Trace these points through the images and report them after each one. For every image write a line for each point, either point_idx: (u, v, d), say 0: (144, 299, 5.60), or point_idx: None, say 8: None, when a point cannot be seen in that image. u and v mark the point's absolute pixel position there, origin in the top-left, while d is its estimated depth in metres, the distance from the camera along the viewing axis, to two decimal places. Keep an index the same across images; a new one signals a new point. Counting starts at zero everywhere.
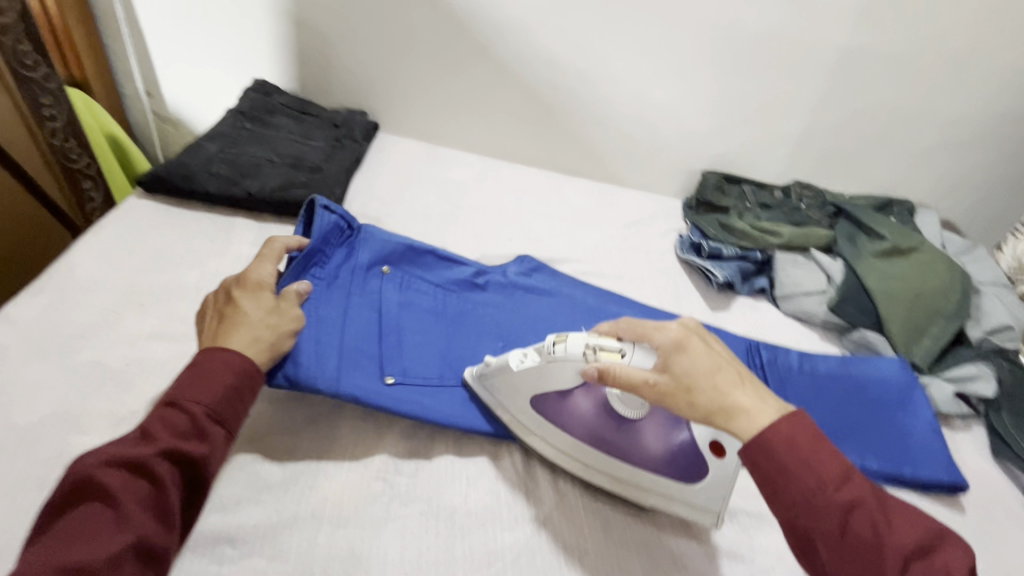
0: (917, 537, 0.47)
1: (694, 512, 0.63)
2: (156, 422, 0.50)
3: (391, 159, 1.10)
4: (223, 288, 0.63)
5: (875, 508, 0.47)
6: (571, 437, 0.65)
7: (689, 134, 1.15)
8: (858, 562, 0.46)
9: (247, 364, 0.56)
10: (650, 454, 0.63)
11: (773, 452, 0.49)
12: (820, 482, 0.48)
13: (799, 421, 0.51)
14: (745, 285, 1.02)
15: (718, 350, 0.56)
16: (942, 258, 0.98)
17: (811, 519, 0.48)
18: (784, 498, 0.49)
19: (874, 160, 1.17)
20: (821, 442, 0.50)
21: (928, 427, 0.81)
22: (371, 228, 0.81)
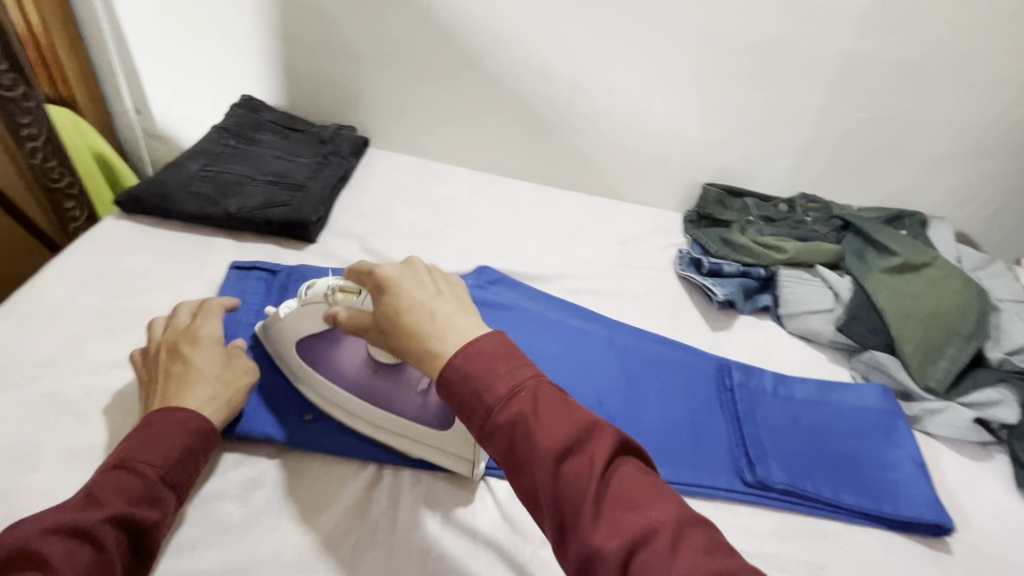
0: (572, 437, 0.44)
1: (449, 461, 0.65)
2: (110, 485, 0.50)
3: (380, 175, 1.08)
4: (173, 340, 0.64)
5: (536, 421, 0.44)
6: (333, 384, 0.67)
7: (687, 146, 1.11)
8: (524, 480, 0.44)
9: (204, 423, 0.57)
10: (404, 404, 0.65)
11: (455, 387, 0.48)
12: (486, 405, 0.46)
13: (474, 351, 0.48)
14: (748, 303, 0.97)
15: (438, 289, 0.55)
16: (957, 274, 0.92)
17: (490, 444, 0.46)
18: (472, 427, 0.48)
19: (883, 171, 1.12)
20: (497, 360, 0.47)
21: (911, 459, 0.76)
22: (304, 266, 0.80)
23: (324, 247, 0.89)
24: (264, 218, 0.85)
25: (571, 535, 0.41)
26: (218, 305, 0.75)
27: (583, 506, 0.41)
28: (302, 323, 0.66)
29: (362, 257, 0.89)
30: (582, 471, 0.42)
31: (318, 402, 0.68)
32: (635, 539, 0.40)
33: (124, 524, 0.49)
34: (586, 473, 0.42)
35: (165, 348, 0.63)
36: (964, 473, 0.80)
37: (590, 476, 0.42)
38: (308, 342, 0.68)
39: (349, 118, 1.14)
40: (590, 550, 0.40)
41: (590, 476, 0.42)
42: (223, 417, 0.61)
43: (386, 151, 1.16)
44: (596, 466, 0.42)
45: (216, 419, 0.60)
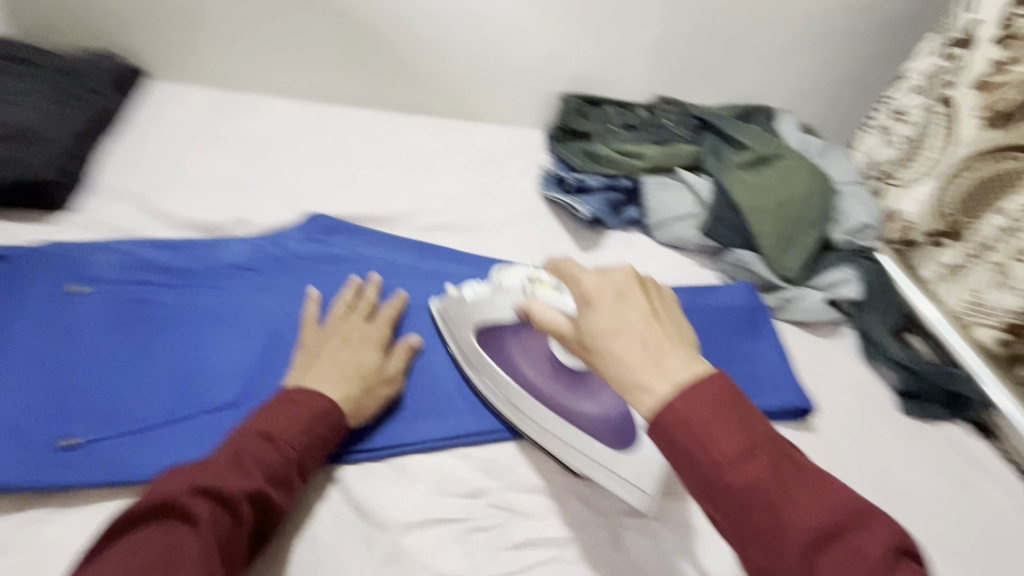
0: (832, 520, 0.37)
1: (624, 488, 0.56)
2: (252, 453, 0.47)
3: (165, 114, 0.84)
4: (326, 329, 0.60)
5: (776, 491, 0.38)
6: (507, 377, 0.61)
7: (538, 50, 0.99)
8: (761, 556, 0.38)
9: (340, 418, 0.53)
10: (586, 414, 0.58)
11: (670, 434, 0.40)
12: (716, 462, 0.39)
13: (699, 392, 0.40)
14: (616, 217, 0.92)
15: (656, 311, 0.46)
16: (803, 160, 0.92)
17: (716, 505, 0.39)
18: (688, 477, 0.40)
19: (733, 66, 1.10)
20: (726, 414, 0.40)
21: (775, 349, 0.77)
22: (49, 245, 0.61)
23: (87, 214, 0.68)
24: None
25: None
26: None
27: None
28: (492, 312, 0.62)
29: (143, 221, 0.69)
30: (847, 563, 0.35)
31: (482, 391, 0.62)
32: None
33: (261, 502, 0.45)
34: (853, 565, 0.35)
35: (336, 333, 0.59)
36: (818, 354, 0.84)
37: (858, 570, 0.35)
38: (494, 327, 0.62)
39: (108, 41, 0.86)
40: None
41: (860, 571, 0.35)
42: (360, 420, 0.55)
43: (173, 82, 0.91)
44: (866, 561, 0.35)
45: (355, 418, 0.54)
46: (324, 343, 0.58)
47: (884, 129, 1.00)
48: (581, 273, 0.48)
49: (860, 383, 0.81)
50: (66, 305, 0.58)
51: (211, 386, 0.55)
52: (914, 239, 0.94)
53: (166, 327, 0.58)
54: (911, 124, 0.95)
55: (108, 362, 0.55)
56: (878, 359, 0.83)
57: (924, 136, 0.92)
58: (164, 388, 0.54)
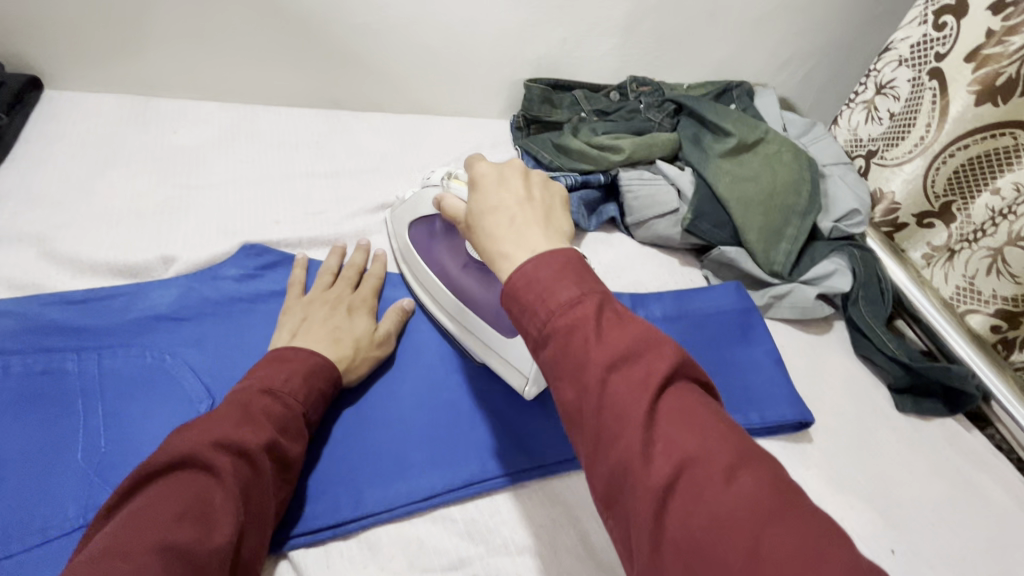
0: (632, 346, 0.35)
1: (510, 372, 0.59)
2: (260, 408, 0.45)
3: (69, 131, 0.72)
4: (310, 298, 0.61)
5: (594, 328, 0.36)
6: (430, 269, 0.67)
7: (497, 34, 0.89)
8: (569, 390, 0.36)
9: (334, 372, 0.54)
10: (487, 301, 0.62)
11: (514, 292, 0.39)
12: (546, 309, 0.37)
13: (550, 257, 0.39)
14: (593, 218, 0.86)
15: (532, 194, 0.46)
16: (788, 145, 0.87)
17: (544, 352, 0.37)
18: (526, 332, 0.39)
19: (708, 39, 1.02)
20: (563, 269, 0.38)
21: (769, 355, 0.73)
22: None
23: None
24: None
25: (609, 449, 0.33)
26: None
27: (632, 422, 0.33)
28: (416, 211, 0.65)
29: (48, 270, 0.59)
30: (637, 384, 0.34)
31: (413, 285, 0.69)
32: (688, 462, 0.31)
33: (277, 454, 0.45)
34: (642, 385, 0.34)
35: (325, 300, 0.61)
36: (812, 353, 0.80)
37: (646, 388, 0.34)
38: (419, 222, 0.67)
39: None
40: (629, 467, 0.32)
41: (645, 389, 0.33)
42: (356, 379, 0.58)
43: (77, 91, 0.79)
44: (656, 380, 0.34)
45: (348, 376, 0.56)
46: (313, 309, 0.59)
47: (870, 105, 0.94)
48: (475, 160, 0.48)
49: (856, 380, 0.78)
50: None
51: None
52: (903, 221, 0.90)
53: (81, 403, 0.49)
54: (899, 100, 0.89)
55: (9, 456, 0.45)
56: (873, 354, 0.79)
57: (913, 113, 0.86)
58: (82, 483, 0.46)
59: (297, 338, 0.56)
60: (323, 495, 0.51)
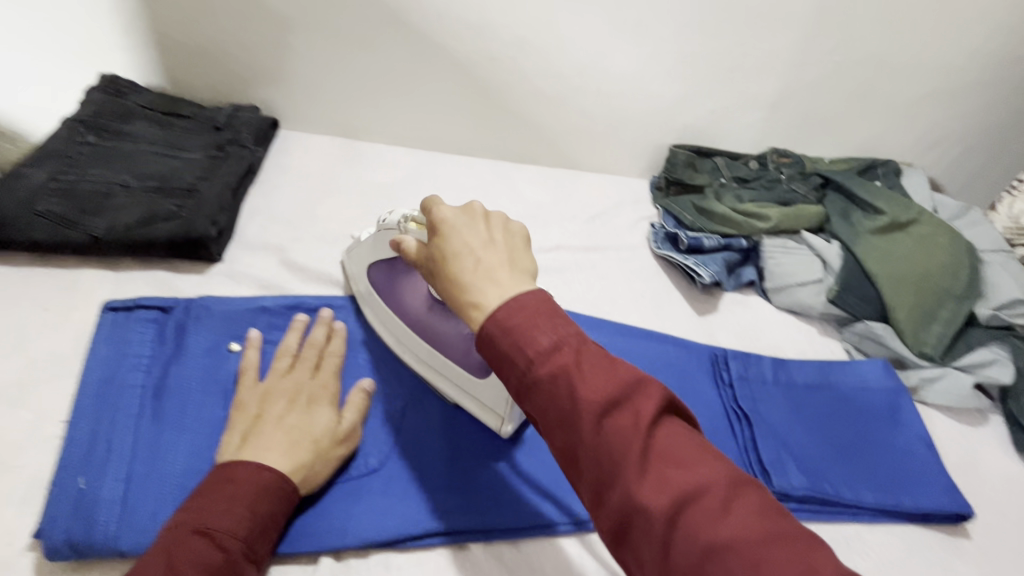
0: (618, 388, 0.37)
1: (483, 411, 0.59)
2: (187, 557, 0.41)
3: (297, 164, 0.88)
4: (266, 386, 0.55)
5: (577, 373, 0.37)
6: (393, 314, 0.64)
7: (652, 105, 0.98)
8: (564, 440, 0.38)
9: (290, 487, 0.48)
10: (452, 345, 0.60)
11: (490, 339, 0.40)
12: (528, 358, 0.38)
13: (517, 303, 0.40)
14: (731, 279, 0.88)
15: (495, 237, 0.45)
16: (945, 228, 0.87)
17: (529, 400, 0.39)
18: (505, 382, 0.40)
19: (856, 118, 1.04)
20: (539, 313, 0.40)
21: (921, 441, 0.71)
22: (207, 298, 0.63)
23: (235, 265, 0.71)
24: (146, 237, 0.66)
25: (610, 494, 0.36)
26: (86, 365, 0.55)
27: (629, 464, 0.35)
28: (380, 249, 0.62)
29: (286, 275, 0.72)
30: (630, 427, 0.36)
31: (376, 326, 0.66)
32: (685, 494, 0.34)
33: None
34: (633, 427, 0.36)
35: (283, 392, 0.54)
36: (966, 443, 0.76)
37: (637, 431, 0.36)
38: (379, 264, 0.64)
39: (247, 95, 0.91)
40: (636, 509, 0.35)
41: (639, 433, 0.36)
42: (315, 487, 0.51)
43: (301, 132, 0.95)
44: (645, 423, 0.36)
45: (308, 485, 0.50)
46: (268, 406, 0.53)
47: None
48: (434, 203, 0.46)
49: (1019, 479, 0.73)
50: (225, 363, 0.59)
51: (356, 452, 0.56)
52: None
53: None
54: None
55: None
56: None
57: None
58: None
59: (247, 445, 0.49)
60: (473, 502, 0.55)
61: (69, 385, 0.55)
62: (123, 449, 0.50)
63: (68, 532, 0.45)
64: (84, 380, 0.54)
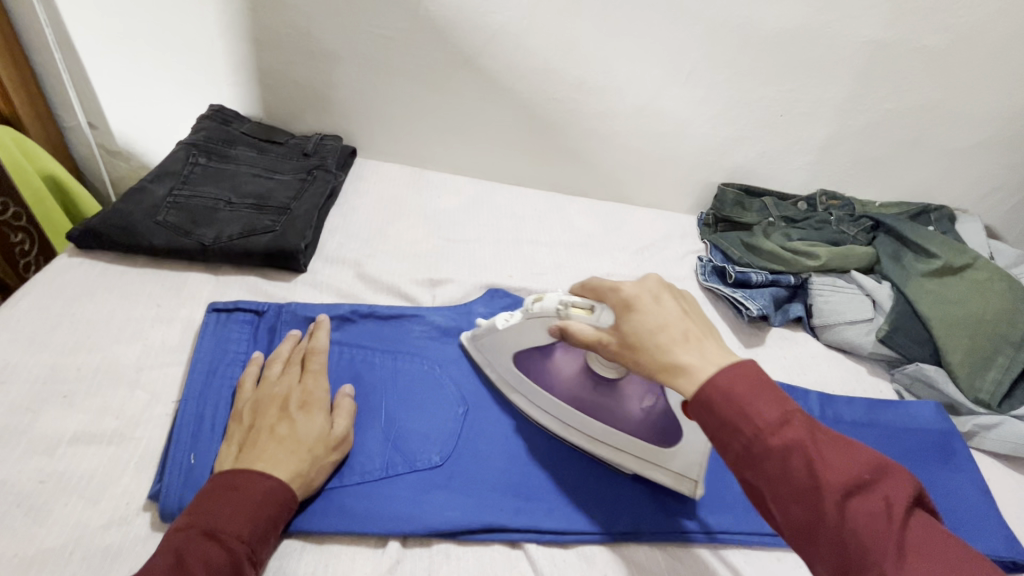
0: (860, 473, 0.41)
1: (672, 479, 0.62)
2: (196, 557, 0.43)
3: (372, 188, 0.97)
4: (262, 394, 0.58)
5: (812, 449, 0.42)
6: (554, 399, 0.65)
7: (702, 145, 1.02)
8: (801, 512, 0.42)
9: (290, 493, 0.50)
10: (628, 419, 0.62)
11: (713, 407, 0.45)
12: (759, 430, 0.43)
13: (740, 372, 0.46)
14: (779, 313, 0.90)
15: (682, 309, 0.52)
16: (1004, 275, 0.86)
17: (756, 471, 0.43)
18: (728, 449, 0.45)
19: (906, 164, 1.06)
20: (763, 387, 0.45)
21: (976, 485, 0.70)
22: (295, 303, 0.71)
23: (317, 276, 0.79)
24: (245, 247, 0.74)
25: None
26: (194, 356, 0.63)
27: (882, 550, 0.38)
28: (522, 337, 0.64)
29: (360, 287, 0.80)
30: (875, 511, 0.40)
31: (524, 409, 0.67)
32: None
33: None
34: (881, 512, 0.40)
35: (275, 400, 0.57)
36: None
37: (886, 516, 0.39)
38: (526, 351, 0.65)
39: (330, 126, 1.01)
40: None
41: (886, 517, 0.39)
42: (310, 493, 0.54)
43: (374, 160, 1.05)
44: (887, 506, 0.40)
45: (304, 492, 0.53)
46: (261, 416, 0.55)
47: None
48: (619, 285, 0.53)
49: None
50: None
51: (421, 448, 0.61)
52: None
53: (388, 391, 0.66)
54: None
55: None
56: None
57: None
58: (384, 446, 0.61)
59: (243, 454, 0.52)
60: (528, 504, 0.60)
61: (178, 372, 0.63)
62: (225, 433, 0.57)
63: (182, 499, 0.51)
64: (193, 370, 0.61)
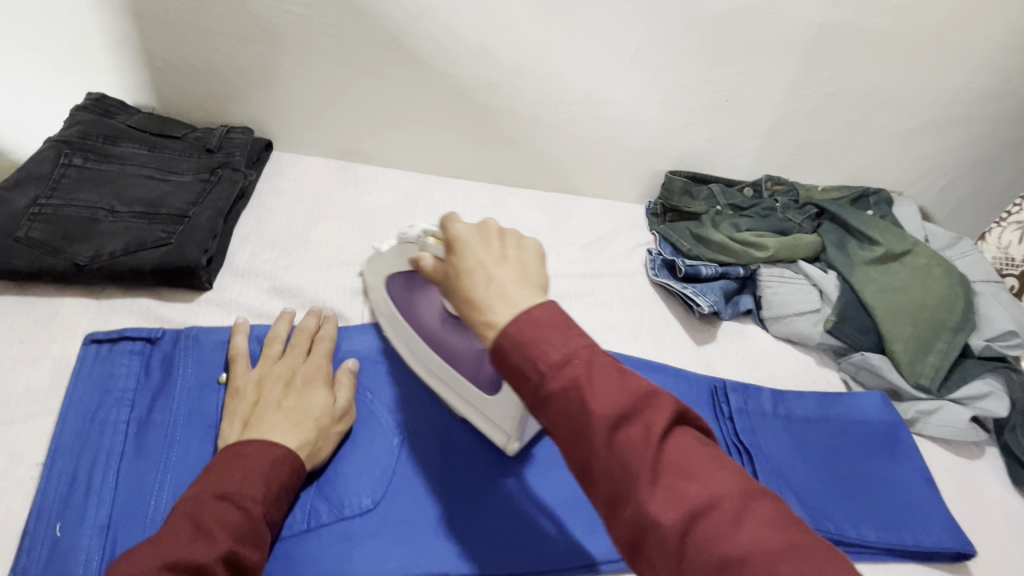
0: (629, 402, 0.38)
1: (492, 428, 0.60)
2: (213, 517, 0.42)
3: (292, 186, 0.87)
4: (261, 373, 0.57)
5: (586, 382, 0.38)
6: (406, 325, 0.65)
7: (649, 132, 0.98)
8: (576, 451, 0.39)
9: (300, 463, 0.50)
10: (464, 360, 0.60)
11: (505, 355, 0.40)
12: (541, 373, 0.39)
13: (536, 312, 0.41)
14: (729, 307, 0.88)
15: (509, 254, 0.45)
16: (940, 261, 0.88)
17: (543, 413, 0.40)
18: (521, 394, 0.41)
19: (847, 148, 1.06)
20: (551, 325, 0.40)
21: (921, 475, 0.71)
22: (196, 327, 0.60)
23: (225, 293, 0.69)
24: (131, 265, 0.63)
25: (624, 509, 0.36)
26: (67, 400, 0.52)
27: (643, 483, 0.36)
28: (397, 261, 0.63)
29: (277, 303, 0.70)
30: (639, 440, 0.37)
31: (391, 334, 0.68)
32: (697, 508, 0.35)
33: (234, 565, 0.41)
34: (645, 442, 0.36)
35: (279, 377, 0.56)
36: (965, 476, 0.76)
37: (649, 446, 0.36)
38: (396, 275, 0.65)
39: (238, 116, 0.89)
40: (648, 524, 0.35)
41: (650, 447, 0.36)
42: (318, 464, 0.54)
43: (295, 154, 0.94)
44: (655, 436, 0.36)
45: (311, 461, 0.53)
46: (267, 392, 0.54)
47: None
48: (448, 220, 0.47)
49: (1014, 509, 0.73)
50: (214, 398, 0.56)
51: (349, 489, 0.55)
52: None
53: None
54: None
55: None
56: None
57: None
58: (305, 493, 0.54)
59: (250, 429, 0.51)
60: (472, 543, 0.55)
61: (47, 423, 0.52)
62: (102, 497, 0.48)
63: None
64: (63, 419, 0.51)
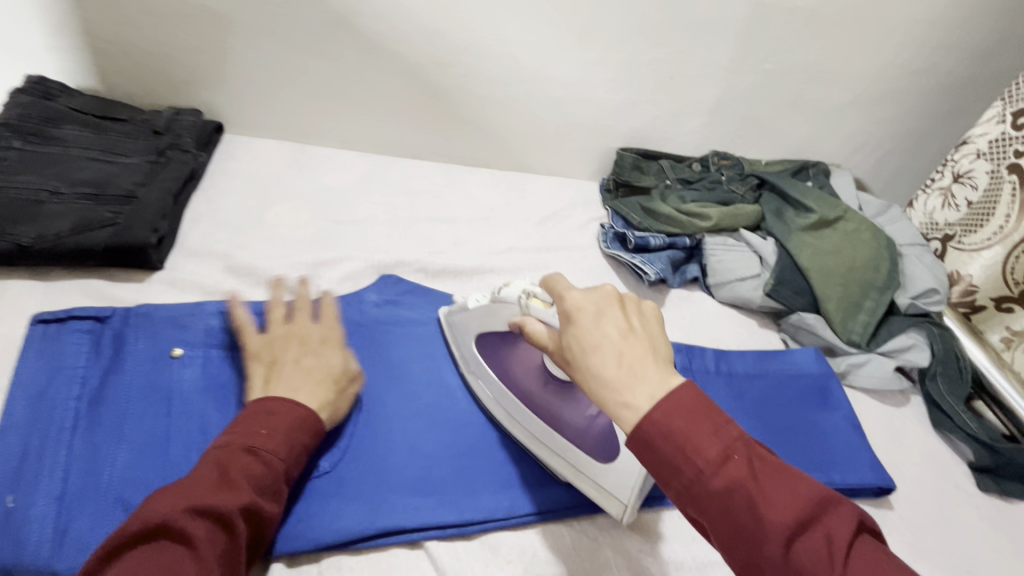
0: (801, 508, 0.39)
1: (603, 496, 0.58)
2: (239, 468, 0.46)
3: (245, 167, 0.87)
4: (271, 338, 0.58)
5: (753, 487, 0.39)
6: (503, 387, 0.64)
7: (599, 109, 1.01)
8: (744, 553, 0.39)
9: (320, 423, 0.53)
10: (573, 424, 0.60)
11: (651, 444, 0.41)
12: (700, 471, 0.40)
13: (678, 396, 0.42)
14: (677, 275, 0.92)
15: (633, 325, 0.45)
16: (868, 225, 0.94)
17: (703, 512, 0.40)
18: (675, 489, 0.41)
19: (788, 123, 1.11)
20: (702, 417, 0.41)
21: (849, 421, 0.77)
22: (147, 305, 0.61)
23: (178, 273, 0.70)
24: (78, 246, 0.63)
25: None
26: (15, 378, 0.53)
27: None
28: (488, 320, 0.63)
29: (232, 281, 0.71)
30: (819, 549, 0.37)
31: (480, 394, 0.66)
32: None
33: (253, 515, 0.45)
34: (824, 550, 0.37)
35: (293, 340, 0.58)
36: (890, 423, 0.82)
37: (828, 553, 0.37)
38: (490, 334, 0.64)
39: (185, 99, 0.88)
40: None
41: (830, 556, 0.37)
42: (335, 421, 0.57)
43: (248, 137, 0.94)
44: (832, 545, 0.37)
45: (330, 421, 0.56)
46: (283, 354, 0.56)
47: (945, 191, 1.00)
48: (563, 290, 0.47)
49: (933, 450, 0.80)
50: (168, 371, 0.57)
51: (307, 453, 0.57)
52: (981, 303, 0.94)
53: None
54: (977, 190, 0.95)
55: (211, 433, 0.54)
56: (951, 431, 0.81)
57: (991, 203, 0.92)
58: None
59: (272, 387, 0.53)
60: (426, 498, 0.57)
61: None
62: (54, 468, 0.48)
63: None
64: (12, 395, 0.51)
